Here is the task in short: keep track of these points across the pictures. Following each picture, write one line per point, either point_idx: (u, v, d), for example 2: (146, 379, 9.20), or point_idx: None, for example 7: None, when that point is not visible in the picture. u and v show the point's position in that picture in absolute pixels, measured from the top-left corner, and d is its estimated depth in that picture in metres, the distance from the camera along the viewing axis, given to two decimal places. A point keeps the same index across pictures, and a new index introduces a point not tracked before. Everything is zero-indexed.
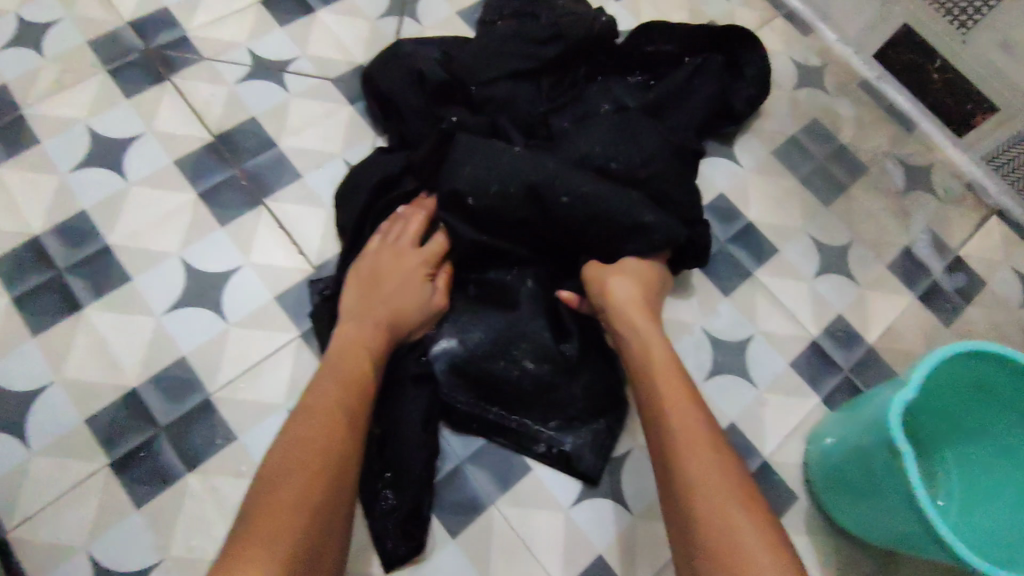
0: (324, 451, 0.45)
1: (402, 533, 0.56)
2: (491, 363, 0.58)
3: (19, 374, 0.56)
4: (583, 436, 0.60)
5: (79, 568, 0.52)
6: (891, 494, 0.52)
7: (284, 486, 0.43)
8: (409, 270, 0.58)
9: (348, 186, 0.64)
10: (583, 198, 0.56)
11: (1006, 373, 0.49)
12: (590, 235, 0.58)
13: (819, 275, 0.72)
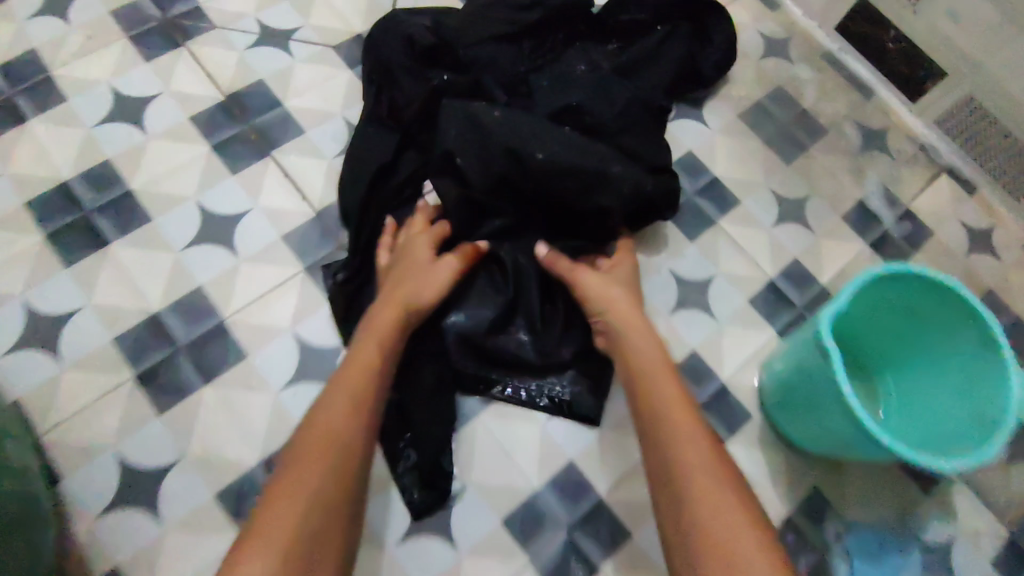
0: (342, 445, 0.50)
1: (424, 483, 0.63)
2: (497, 341, 0.65)
3: (52, 300, 0.63)
4: (583, 389, 0.66)
5: (108, 465, 0.58)
6: (831, 409, 0.59)
7: (301, 478, 0.48)
8: (424, 264, 0.63)
9: (355, 157, 0.69)
10: (556, 154, 0.63)
11: (929, 292, 0.57)
12: (569, 194, 0.64)
13: (777, 224, 0.79)
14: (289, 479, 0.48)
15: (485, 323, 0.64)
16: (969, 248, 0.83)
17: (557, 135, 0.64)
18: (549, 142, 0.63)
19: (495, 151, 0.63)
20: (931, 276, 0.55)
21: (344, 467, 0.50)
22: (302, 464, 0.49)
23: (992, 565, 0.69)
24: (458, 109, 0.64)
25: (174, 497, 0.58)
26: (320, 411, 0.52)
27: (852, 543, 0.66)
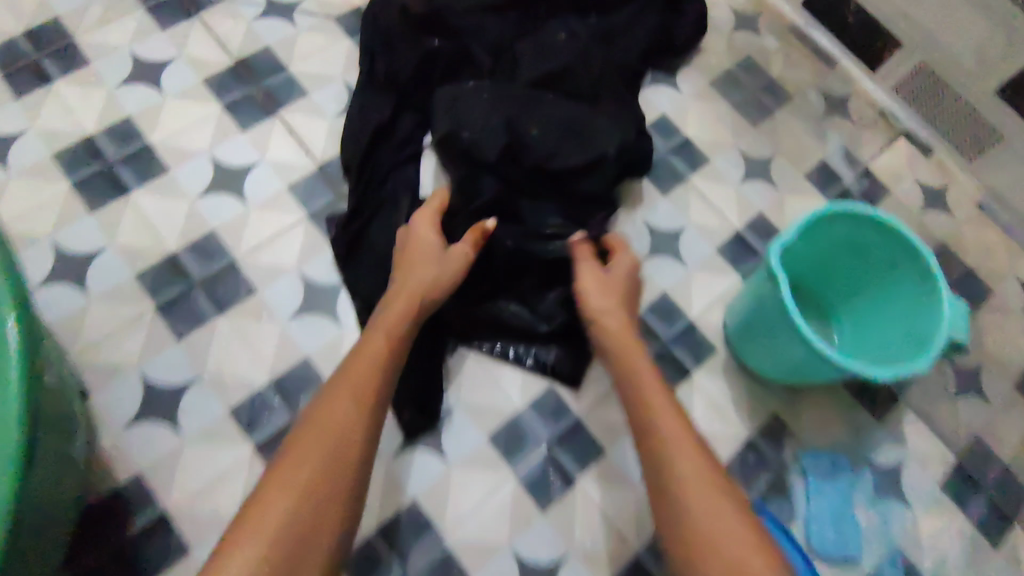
0: (346, 436, 0.52)
1: (417, 407, 0.68)
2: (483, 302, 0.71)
3: (79, 240, 0.70)
4: (566, 359, 0.72)
5: (132, 384, 0.65)
6: (787, 340, 0.65)
7: (302, 470, 0.50)
8: (433, 252, 0.65)
9: (354, 121, 0.75)
10: (547, 128, 0.71)
11: (874, 232, 0.62)
12: (563, 167, 0.71)
13: (744, 180, 0.86)
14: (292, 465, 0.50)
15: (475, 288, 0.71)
16: (924, 205, 0.90)
17: (542, 113, 0.72)
18: (536, 121, 0.71)
19: (493, 136, 0.70)
20: (876, 216, 0.61)
21: (348, 459, 0.52)
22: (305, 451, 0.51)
23: (936, 485, 0.76)
24: (452, 99, 0.72)
25: (191, 413, 0.65)
26: (330, 402, 0.54)
27: (806, 463, 0.73)
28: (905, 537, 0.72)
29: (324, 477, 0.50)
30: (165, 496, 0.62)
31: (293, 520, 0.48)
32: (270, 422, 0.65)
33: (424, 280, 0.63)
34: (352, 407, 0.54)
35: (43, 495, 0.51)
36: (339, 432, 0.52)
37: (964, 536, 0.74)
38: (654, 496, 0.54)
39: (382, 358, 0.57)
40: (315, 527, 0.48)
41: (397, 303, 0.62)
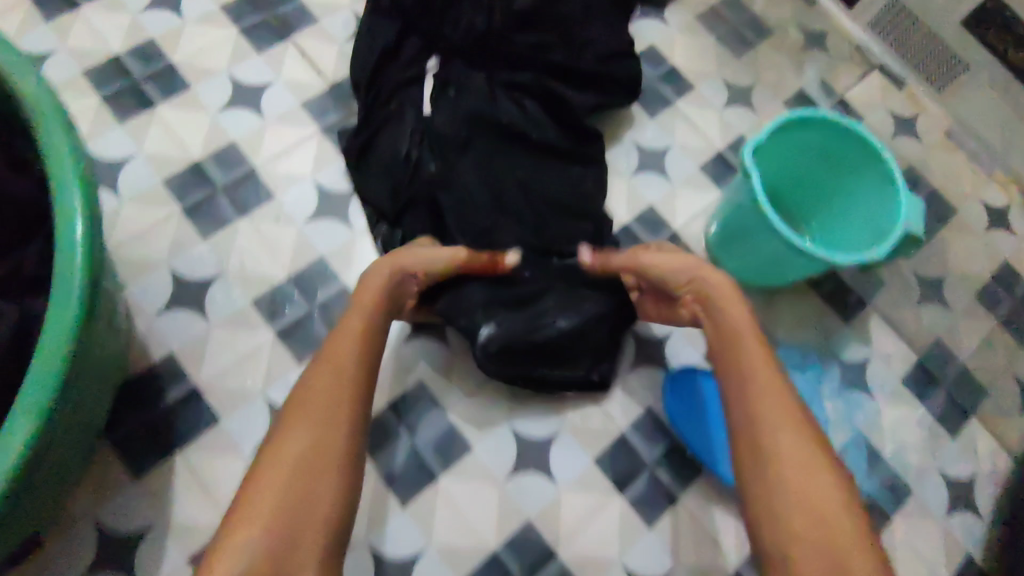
0: (333, 402, 0.53)
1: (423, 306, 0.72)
2: (520, 317, 0.69)
3: (110, 149, 0.75)
4: (586, 361, 0.71)
5: (163, 276, 0.71)
6: (759, 235, 0.71)
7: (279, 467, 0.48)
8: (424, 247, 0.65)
9: (365, 36, 0.78)
10: (544, 101, 0.77)
11: (846, 139, 0.70)
12: (553, 143, 0.75)
13: (726, 106, 0.91)
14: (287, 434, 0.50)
15: (513, 297, 0.69)
16: (895, 132, 0.95)
17: (537, 63, 0.77)
18: (529, 94, 0.76)
19: (493, 108, 0.73)
20: (847, 122, 0.68)
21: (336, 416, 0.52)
22: (296, 420, 0.51)
23: (901, 381, 0.81)
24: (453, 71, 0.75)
25: (217, 302, 0.71)
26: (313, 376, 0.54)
27: (778, 356, 0.80)
28: (868, 424, 0.79)
29: (317, 437, 0.51)
30: (195, 374, 0.68)
31: (295, 479, 0.48)
32: (289, 312, 0.72)
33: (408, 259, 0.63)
34: (333, 376, 0.54)
35: (104, 356, 0.58)
36: (323, 398, 0.53)
37: (924, 426, 0.80)
38: (753, 489, 0.53)
39: (360, 334, 0.57)
40: (312, 479, 0.49)
41: (371, 283, 0.61)
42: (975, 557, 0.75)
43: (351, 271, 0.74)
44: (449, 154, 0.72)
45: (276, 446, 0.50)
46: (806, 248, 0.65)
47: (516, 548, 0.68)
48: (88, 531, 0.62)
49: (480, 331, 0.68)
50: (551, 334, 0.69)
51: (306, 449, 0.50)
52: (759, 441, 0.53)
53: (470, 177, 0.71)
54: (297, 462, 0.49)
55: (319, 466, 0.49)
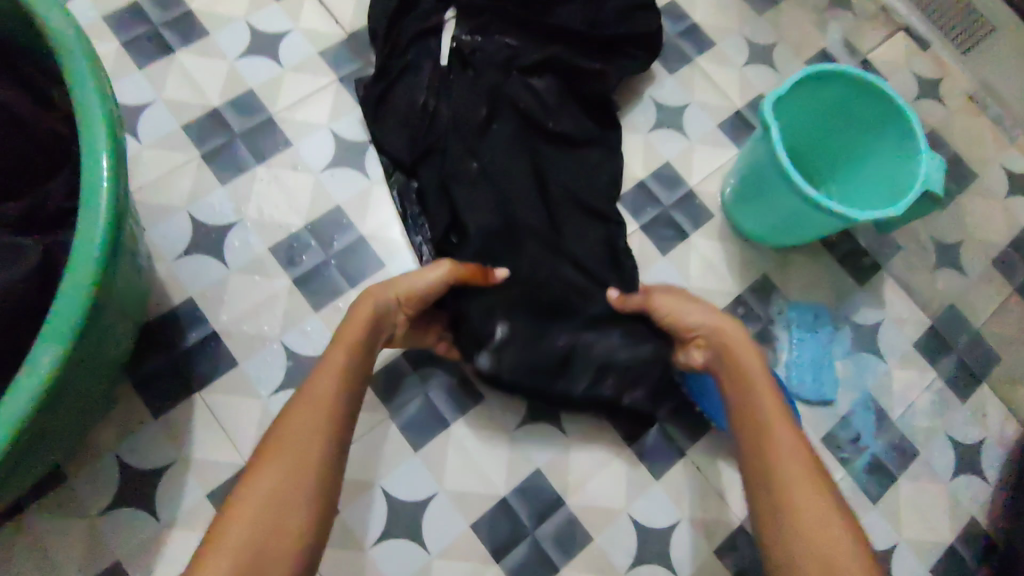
0: (307, 442, 0.49)
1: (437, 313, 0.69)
2: (530, 322, 0.68)
3: (130, 93, 0.76)
4: (584, 380, 0.69)
5: (182, 220, 0.72)
6: (775, 190, 0.71)
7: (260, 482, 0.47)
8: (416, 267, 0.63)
9: None
10: (565, 75, 0.76)
11: (866, 93, 0.69)
12: (569, 134, 0.74)
13: (747, 65, 0.90)
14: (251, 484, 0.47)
15: (530, 307, 0.68)
16: (917, 95, 0.94)
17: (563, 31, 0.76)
18: (546, 72, 0.75)
19: (507, 89, 0.73)
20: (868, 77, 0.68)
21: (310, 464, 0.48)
22: (261, 471, 0.47)
23: (912, 344, 0.81)
24: (469, 45, 0.75)
25: (235, 248, 0.72)
26: (287, 418, 0.51)
27: (791, 316, 0.79)
28: (877, 385, 0.79)
29: (279, 492, 0.46)
30: (214, 318, 0.69)
31: (259, 534, 0.44)
32: (306, 260, 0.72)
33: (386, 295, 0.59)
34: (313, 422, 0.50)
35: (129, 296, 0.59)
36: (291, 456, 0.48)
37: (933, 389, 0.80)
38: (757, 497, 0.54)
39: (342, 372, 0.53)
40: (275, 532, 0.45)
41: (360, 308, 0.58)
42: (976, 519, 0.76)
43: (366, 221, 0.75)
44: (470, 142, 0.71)
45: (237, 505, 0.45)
46: (824, 203, 0.65)
47: (525, 496, 0.69)
48: (111, 467, 0.64)
49: (495, 330, 0.67)
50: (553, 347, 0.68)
51: (270, 496, 0.46)
52: (778, 486, 0.52)
53: (498, 156, 0.71)
54: (262, 511, 0.45)
55: (286, 514, 0.46)
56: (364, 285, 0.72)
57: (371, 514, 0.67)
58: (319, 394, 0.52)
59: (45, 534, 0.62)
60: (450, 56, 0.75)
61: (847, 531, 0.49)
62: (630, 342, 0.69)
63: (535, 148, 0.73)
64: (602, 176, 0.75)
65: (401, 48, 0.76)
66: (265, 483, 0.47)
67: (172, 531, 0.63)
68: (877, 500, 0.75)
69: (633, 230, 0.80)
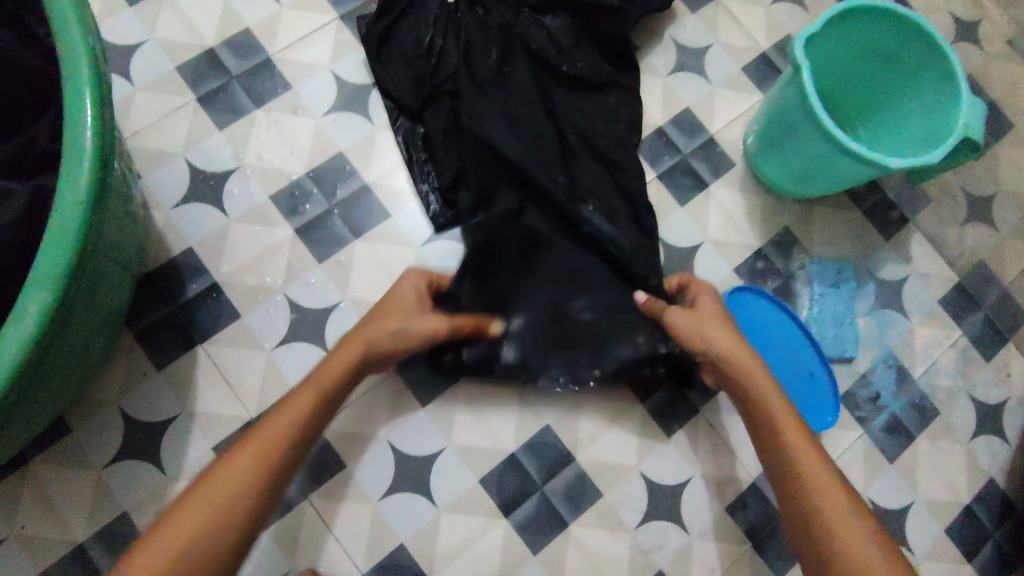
0: (241, 488, 0.46)
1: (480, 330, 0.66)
2: (547, 292, 0.67)
3: (120, 32, 0.72)
4: (609, 351, 0.67)
5: (178, 166, 0.69)
6: (804, 135, 0.66)
7: (180, 525, 0.44)
8: (409, 308, 0.58)
9: None
10: (579, 16, 0.73)
11: (908, 33, 0.64)
12: (587, 76, 0.71)
13: (774, 2, 0.85)
14: (155, 535, 0.44)
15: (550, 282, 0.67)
16: (954, 37, 0.88)
17: None
18: (559, 10, 0.72)
19: (519, 34, 0.70)
20: (908, 15, 0.63)
21: (234, 513, 0.45)
22: (183, 514, 0.44)
23: (937, 301, 0.78)
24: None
25: (234, 196, 0.69)
26: (224, 460, 0.47)
27: (812, 271, 0.76)
28: (900, 343, 0.76)
29: (192, 545, 0.43)
30: (214, 269, 0.67)
31: None
32: (309, 210, 0.69)
33: (393, 328, 0.56)
34: (252, 464, 0.47)
35: (122, 245, 0.57)
36: (219, 503, 0.45)
37: (957, 348, 0.77)
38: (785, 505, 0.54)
39: (305, 415, 0.50)
40: None
41: (337, 356, 0.53)
42: (995, 480, 0.74)
43: (371, 168, 0.71)
44: (486, 86, 0.68)
45: (142, 551, 0.43)
46: (855, 149, 0.61)
47: (534, 451, 0.68)
48: (114, 419, 0.63)
49: (512, 320, 0.66)
50: (574, 319, 0.67)
51: (190, 543, 0.43)
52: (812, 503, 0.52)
53: (518, 96, 0.68)
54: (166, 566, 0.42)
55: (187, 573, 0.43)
56: (369, 236, 0.69)
57: (379, 469, 0.66)
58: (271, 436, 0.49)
59: (49, 487, 0.61)
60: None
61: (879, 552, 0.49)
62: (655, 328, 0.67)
63: (549, 90, 0.71)
64: (619, 122, 0.72)
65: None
66: (185, 532, 0.44)
67: (178, 484, 0.62)
68: (894, 460, 0.73)
69: (649, 180, 0.76)
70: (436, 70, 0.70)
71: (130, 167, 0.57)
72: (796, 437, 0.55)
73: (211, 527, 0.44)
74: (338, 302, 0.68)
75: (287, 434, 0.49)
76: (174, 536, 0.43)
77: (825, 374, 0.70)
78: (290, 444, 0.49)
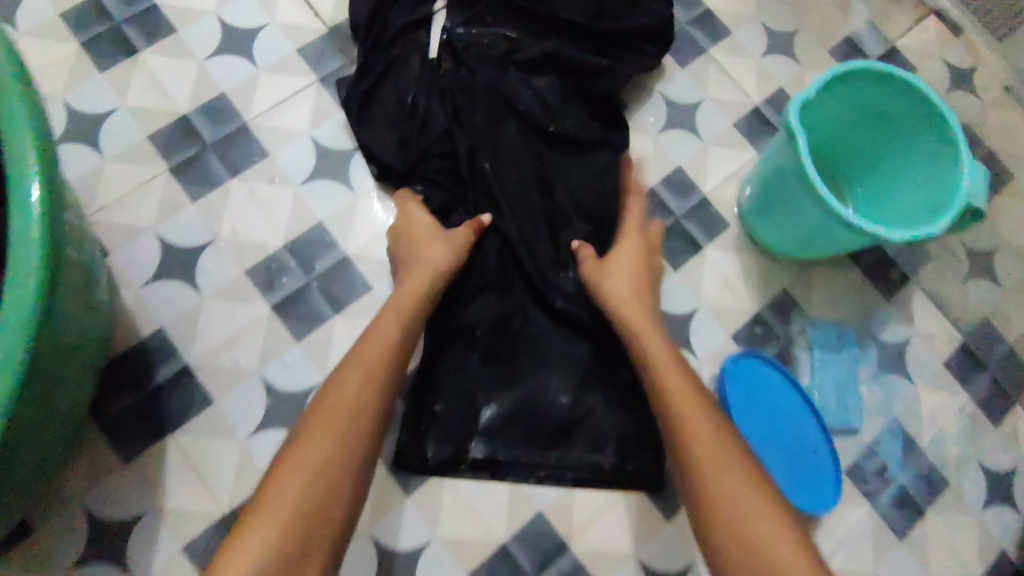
0: (355, 408, 0.53)
1: (451, 432, 0.64)
2: (522, 389, 0.65)
3: (89, 101, 0.69)
4: (584, 445, 0.65)
5: (149, 241, 0.66)
6: (801, 199, 0.64)
7: (315, 440, 0.51)
8: (424, 245, 0.63)
9: None
10: (568, 76, 0.71)
11: (905, 99, 0.62)
12: (575, 136, 0.69)
13: (765, 55, 0.83)
14: (298, 449, 0.51)
15: (510, 370, 0.65)
16: (949, 86, 0.87)
17: (566, 28, 0.71)
18: (548, 69, 0.70)
19: (507, 95, 0.68)
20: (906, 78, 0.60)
21: (351, 438, 0.52)
22: (315, 429, 0.52)
23: (942, 364, 0.75)
24: (461, 37, 0.69)
25: (208, 272, 0.66)
26: (337, 380, 0.55)
27: (813, 336, 0.73)
28: (905, 411, 0.73)
29: (329, 453, 0.51)
30: (187, 351, 0.63)
31: (308, 499, 0.49)
32: (286, 283, 0.66)
33: (429, 262, 0.62)
34: (361, 387, 0.54)
35: (76, 330, 0.53)
36: (341, 413, 0.53)
37: (964, 412, 0.74)
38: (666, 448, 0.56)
39: (395, 339, 0.57)
40: (323, 505, 0.49)
41: (409, 286, 0.60)
42: (1007, 553, 0.71)
43: (353, 239, 0.68)
44: (475, 146, 0.66)
45: (290, 461, 0.50)
46: (852, 222, 0.59)
47: (525, 538, 0.64)
48: (78, 519, 0.59)
49: (484, 411, 0.64)
50: (549, 410, 0.65)
51: (326, 458, 0.50)
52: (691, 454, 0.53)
53: (502, 160, 0.67)
54: (311, 475, 0.50)
55: (334, 476, 0.50)
56: (350, 311, 0.66)
57: (362, 563, 0.62)
58: (370, 362, 0.55)
59: None
60: (439, 50, 0.70)
61: (757, 497, 0.51)
62: (632, 408, 0.66)
63: (535, 155, 0.68)
64: (608, 184, 0.69)
65: (385, 43, 0.70)
66: (316, 449, 0.51)
67: None
68: (905, 536, 0.69)
69: None
70: (418, 136, 0.67)
71: (80, 247, 0.53)
72: (680, 389, 0.56)
73: (337, 442, 0.51)
74: (316, 383, 0.64)
75: (384, 357, 0.56)
76: (309, 450, 0.51)
77: (826, 452, 0.66)
78: (387, 363, 0.56)
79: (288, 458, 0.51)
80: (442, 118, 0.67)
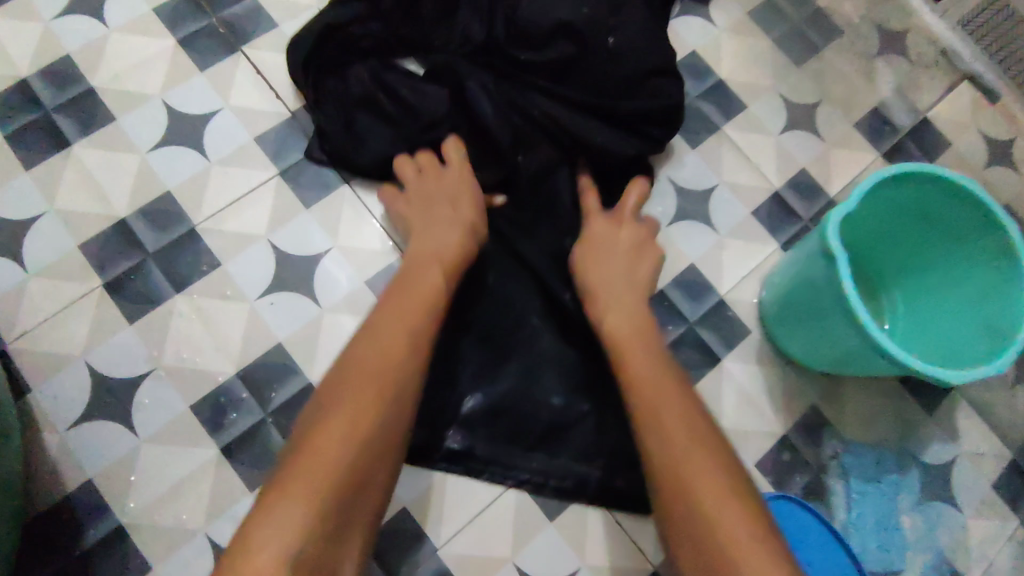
0: (398, 375, 0.45)
1: (432, 422, 0.58)
2: (511, 380, 0.60)
3: (12, 205, 0.60)
4: (571, 454, 0.59)
5: (79, 373, 0.56)
6: (832, 316, 0.55)
7: (341, 401, 0.43)
8: (442, 211, 0.57)
9: (302, 33, 0.61)
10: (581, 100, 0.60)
11: (954, 203, 0.54)
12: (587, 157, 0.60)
13: (785, 131, 0.74)
14: (325, 420, 0.42)
15: (500, 357, 0.60)
16: (988, 162, 0.77)
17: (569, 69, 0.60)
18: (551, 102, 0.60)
19: (519, 95, 0.61)
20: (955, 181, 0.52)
21: (389, 402, 0.44)
22: (341, 388, 0.44)
23: (992, 488, 0.66)
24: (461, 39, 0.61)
25: (147, 408, 0.56)
26: (365, 335, 0.48)
27: (847, 463, 0.64)
28: (953, 548, 0.64)
29: (362, 415, 0.42)
30: (120, 507, 0.54)
31: (343, 473, 0.40)
32: (237, 421, 0.57)
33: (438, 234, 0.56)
34: (405, 352, 0.46)
35: None
36: (380, 374, 0.45)
37: (1016, 543, 0.65)
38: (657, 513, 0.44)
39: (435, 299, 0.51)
40: (358, 486, 0.41)
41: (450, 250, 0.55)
42: None
43: (318, 364, 0.59)
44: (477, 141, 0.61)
45: (318, 436, 0.41)
46: (896, 355, 0.50)
47: None
48: None
49: (467, 398, 0.59)
50: (537, 410, 0.59)
51: (364, 422, 0.42)
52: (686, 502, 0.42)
53: (532, 149, 0.60)
54: (352, 444, 0.41)
55: (371, 441, 0.42)
56: None
57: None
58: (411, 324, 0.48)
59: None
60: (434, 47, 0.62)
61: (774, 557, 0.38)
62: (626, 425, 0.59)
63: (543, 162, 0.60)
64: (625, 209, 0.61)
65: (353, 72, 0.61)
66: (346, 410, 0.42)
67: None
68: None
69: None
70: (426, 127, 0.60)
71: None
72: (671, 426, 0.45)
73: (377, 409, 0.43)
74: None
75: (424, 318, 0.49)
76: (343, 420, 0.42)
77: None
78: (427, 325, 0.49)
79: (308, 427, 0.42)
80: (450, 101, 0.61)
